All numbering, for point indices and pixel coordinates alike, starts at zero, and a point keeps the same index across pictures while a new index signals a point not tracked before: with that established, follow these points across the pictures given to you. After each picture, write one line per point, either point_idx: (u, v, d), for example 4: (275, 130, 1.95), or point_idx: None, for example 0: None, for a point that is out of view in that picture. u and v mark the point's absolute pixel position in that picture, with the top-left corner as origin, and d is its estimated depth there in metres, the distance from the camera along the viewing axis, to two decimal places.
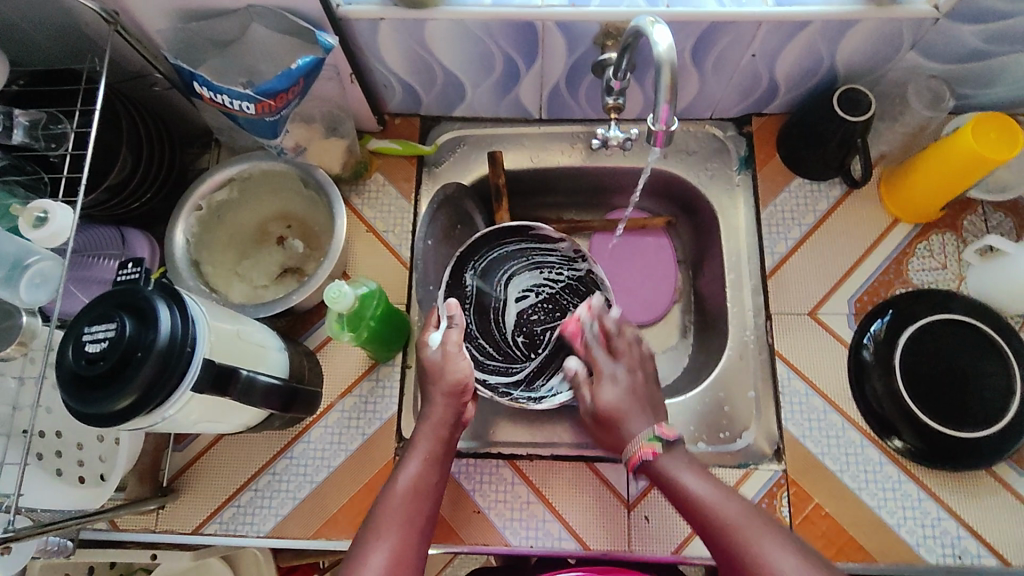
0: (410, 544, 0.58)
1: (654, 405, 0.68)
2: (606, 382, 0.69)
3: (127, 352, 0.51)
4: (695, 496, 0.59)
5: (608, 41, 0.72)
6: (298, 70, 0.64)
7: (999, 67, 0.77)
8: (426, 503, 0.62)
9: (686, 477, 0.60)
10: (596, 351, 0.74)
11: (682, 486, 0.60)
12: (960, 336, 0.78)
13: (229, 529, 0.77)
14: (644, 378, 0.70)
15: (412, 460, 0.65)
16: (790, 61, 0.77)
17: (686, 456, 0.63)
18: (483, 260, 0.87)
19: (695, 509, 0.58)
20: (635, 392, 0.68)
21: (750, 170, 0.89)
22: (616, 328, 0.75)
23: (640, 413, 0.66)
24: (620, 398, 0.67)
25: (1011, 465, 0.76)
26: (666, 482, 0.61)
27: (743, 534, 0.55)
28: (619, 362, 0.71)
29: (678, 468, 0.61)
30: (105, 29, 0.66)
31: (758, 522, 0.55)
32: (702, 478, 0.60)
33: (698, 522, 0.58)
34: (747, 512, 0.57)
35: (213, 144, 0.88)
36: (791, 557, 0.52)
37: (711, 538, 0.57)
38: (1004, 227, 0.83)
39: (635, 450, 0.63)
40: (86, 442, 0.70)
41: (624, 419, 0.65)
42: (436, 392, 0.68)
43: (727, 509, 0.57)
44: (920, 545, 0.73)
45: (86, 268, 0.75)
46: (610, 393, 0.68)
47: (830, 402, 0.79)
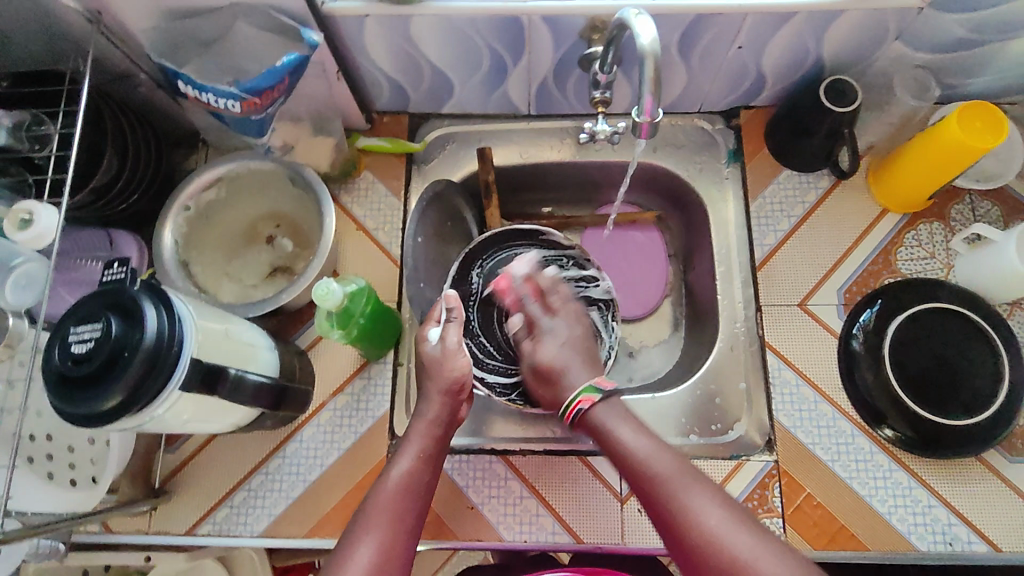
0: (396, 541, 0.58)
1: (593, 357, 0.71)
2: (547, 338, 0.71)
3: (113, 352, 0.51)
4: (628, 449, 0.60)
5: (594, 35, 0.72)
6: (283, 68, 0.64)
7: (983, 56, 0.77)
8: (416, 501, 0.62)
9: (620, 430, 0.62)
10: (535, 307, 0.74)
11: (616, 438, 0.61)
12: (948, 324, 0.78)
13: (222, 530, 0.77)
14: (583, 331, 0.73)
15: (403, 457, 0.64)
16: (777, 53, 0.77)
17: (623, 407, 0.64)
18: (491, 261, 0.89)
19: (627, 461, 0.60)
20: (574, 345, 0.70)
21: (739, 163, 0.89)
22: (549, 283, 0.76)
23: (581, 365, 0.68)
24: (561, 352, 0.69)
25: (1001, 451, 0.76)
26: (601, 435, 0.63)
27: (671, 488, 0.56)
28: (557, 317, 0.73)
29: (612, 421, 0.63)
30: (88, 29, 0.66)
31: (686, 475, 0.57)
32: (635, 431, 0.61)
33: (628, 471, 0.60)
34: (677, 465, 0.58)
35: (200, 144, 0.88)
36: (716, 508, 0.54)
37: (641, 488, 0.59)
38: (991, 215, 0.84)
39: (573, 400, 0.65)
40: (77, 445, 0.70)
41: (564, 371, 0.68)
42: (434, 390, 0.69)
43: (657, 462, 0.58)
44: (911, 533, 0.74)
45: (76, 271, 0.75)
46: (549, 349, 0.70)
47: (820, 392, 0.79)
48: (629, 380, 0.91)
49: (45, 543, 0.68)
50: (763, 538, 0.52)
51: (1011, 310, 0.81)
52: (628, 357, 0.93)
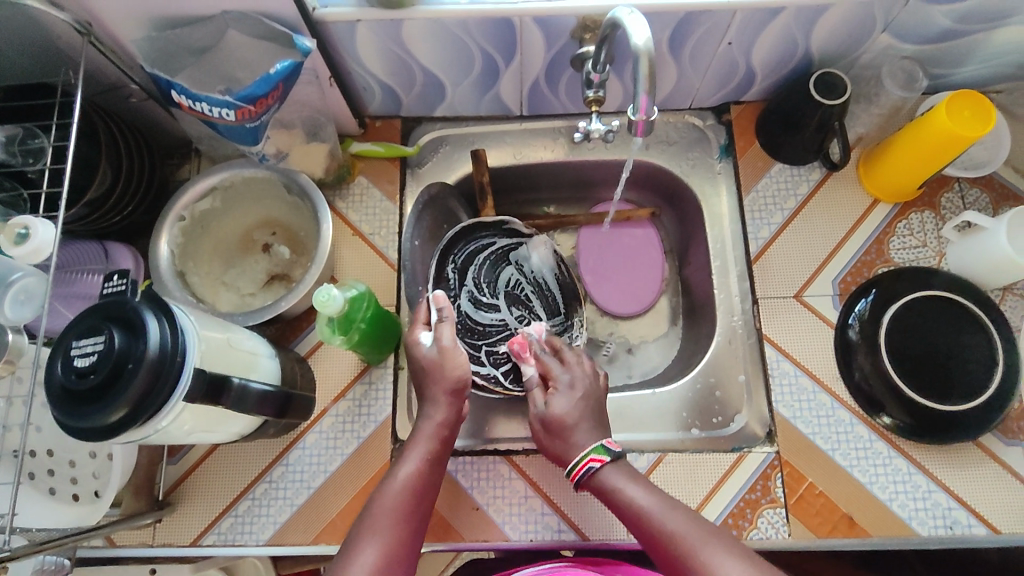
0: (404, 543, 0.58)
1: (603, 421, 0.72)
2: (559, 391, 0.72)
3: (118, 363, 0.51)
4: (639, 508, 0.62)
5: (585, 34, 0.73)
6: (276, 75, 0.64)
7: (970, 45, 0.78)
8: (420, 502, 0.62)
9: (630, 491, 0.64)
10: (546, 359, 0.77)
11: (629, 501, 0.63)
12: (943, 310, 0.79)
13: (228, 540, 0.76)
14: (596, 389, 0.74)
15: (408, 459, 0.65)
16: (766, 49, 0.78)
17: (630, 469, 0.67)
18: (461, 254, 0.89)
19: (640, 519, 0.62)
20: (586, 404, 0.72)
21: (731, 158, 0.90)
22: (561, 348, 0.79)
23: (591, 424, 0.70)
24: (572, 408, 0.71)
25: (997, 435, 0.77)
26: (614, 499, 0.65)
27: (687, 545, 0.57)
28: (569, 372, 0.75)
29: (623, 482, 0.65)
30: (77, 41, 0.66)
31: (700, 531, 0.58)
32: (646, 491, 0.64)
33: (641, 530, 0.61)
34: (690, 521, 0.59)
35: (192, 153, 0.87)
36: (731, 559, 0.54)
37: (657, 549, 0.59)
38: (981, 203, 0.85)
39: (580, 460, 0.67)
40: (79, 459, 0.70)
41: (574, 427, 0.69)
42: (439, 392, 0.69)
43: (668, 520, 0.60)
44: (912, 518, 0.75)
45: (71, 283, 0.73)
46: (558, 403, 0.71)
47: (819, 381, 0.80)
48: (628, 376, 0.92)
49: (49, 560, 0.67)
50: None
51: (1003, 296, 0.82)
52: (627, 353, 0.94)
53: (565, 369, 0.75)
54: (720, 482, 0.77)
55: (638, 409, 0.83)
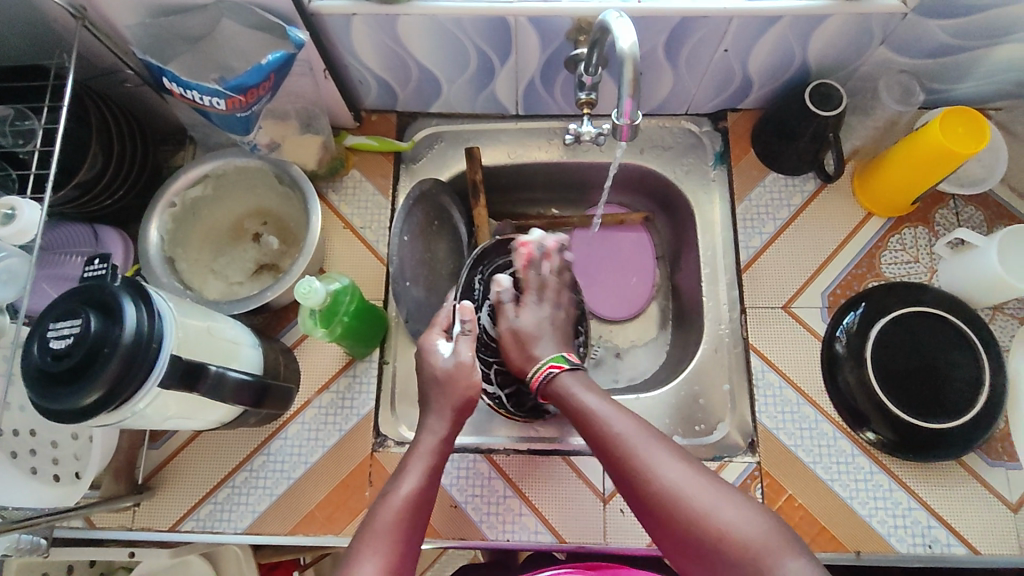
0: (401, 557, 0.55)
1: (566, 339, 0.76)
2: (529, 308, 0.76)
3: (93, 348, 0.51)
4: (587, 411, 0.61)
5: (580, 36, 0.73)
6: (268, 66, 0.64)
7: (969, 62, 0.78)
8: (418, 518, 0.58)
9: (581, 395, 0.63)
10: (531, 276, 0.79)
11: (578, 403, 0.63)
12: (932, 327, 0.78)
13: (207, 526, 0.77)
14: (565, 314, 0.78)
15: (409, 475, 0.61)
16: (762, 57, 0.78)
17: (587, 379, 0.67)
18: (491, 270, 0.87)
19: (587, 421, 0.61)
20: (552, 324, 0.75)
21: (725, 165, 0.89)
22: (553, 264, 0.80)
23: (551, 339, 0.74)
24: (538, 323, 0.75)
25: (981, 455, 0.76)
26: (565, 401, 0.64)
27: (631, 447, 0.57)
28: (549, 295, 0.78)
29: (577, 388, 0.64)
30: (72, 24, 0.66)
31: (644, 435, 0.58)
32: (597, 394, 0.63)
33: (587, 431, 0.61)
34: (637, 425, 0.59)
35: (187, 140, 0.88)
36: (676, 465, 0.55)
37: (600, 448, 0.59)
38: (975, 220, 0.84)
39: (541, 365, 0.69)
40: (61, 440, 0.71)
41: (535, 340, 0.73)
42: (446, 404, 0.66)
43: (615, 423, 0.59)
44: (891, 535, 0.74)
45: (58, 265, 0.74)
46: (525, 317, 0.75)
47: (803, 394, 0.80)
48: (615, 380, 0.92)
49: (25, 539, 0.69)
50: (732, 498, 0.53)
51: (993, 315, 0.81)
52: (614, 357, 0.94)
53: (546, 290, 0.78)
54: None
55: None
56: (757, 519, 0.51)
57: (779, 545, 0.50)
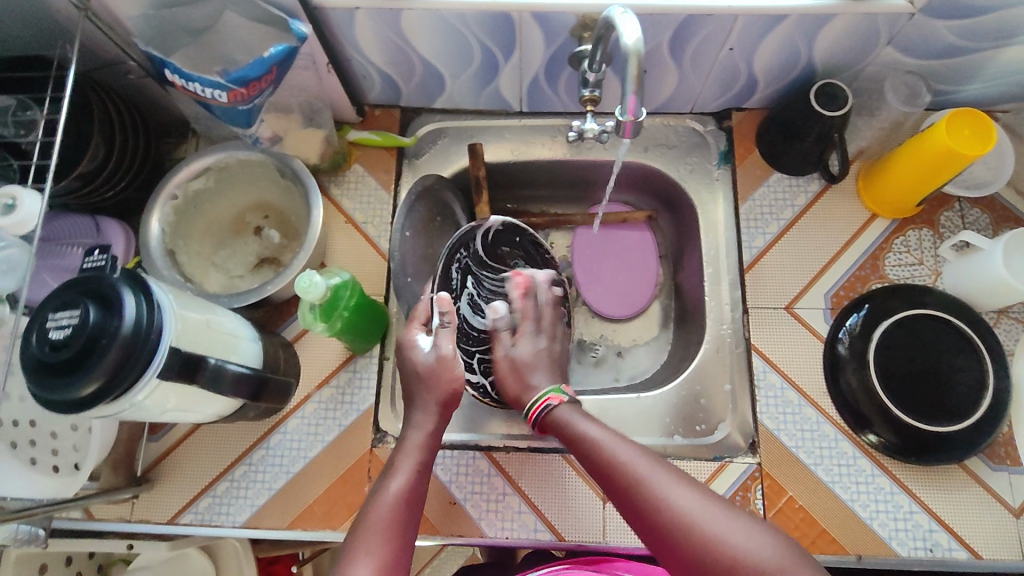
0: (398, 553, 0.55)
1: (563, 372, 0.76)
2: (526, 338, 0.77)
3: (91, 338, 0.51)
4: (592, 441, 0.62)
5: (585, 33, 0.72)
6: (271, 58, 0.64)
7: (977, 63, 0.77)
8: (411, 516, 0.58)
9: (583, 424, 0.64)
10: (529, 305, 0.79)
11: (582, 433, 0.63)
12: (936, 330, 0.78)
13: (205, 519, 0.77)
14: (562, 348, 0.79)
15: (399, 473, 0.61)
16: (768, 56, 0.77)
17: (587, 411, 0.67)
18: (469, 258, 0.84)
19: (593, 450, 0.61)
20: (549, 355, 0.76)
21: (729, 165, 0.89)
22: (552, 299, 0.81)
23: (549, 371, 0.74)
24: (535, 354, 0.76)
25: (983, 459, 0.76)
26: (569, 433, 0.65)
27: (634, 472, 0.57)
28: (546, 326, 0.78)
29: (578, 418, 0.66)
30: (75, 14, 0.66)
31: (651, 461, 0.58)
32: (599, 424, 0.64)
33: (591, 461, 0.61)
34: (643, 453, 0.59)
35: (190, 133, 0.88)
36: (680, 486, 0.54)
37: (604, 476, 0.59)
38: (981, 223, 0.84)
39: (540, 397, 0.70)
40: (60, 431, 0.71)
41: (532, 370, 0.74)
42: (431, 399, 0.68)
43: (617, 450, 0.60)
44: (892, 538, 0.74)
45: (60, 257, 0.74)
46: (523, 346, 0.76)
47: (805, 395, 0.79)
48: (616, 379, 0.92)
49: (24, 529, 0.68)
50: (737, 515, 0.52)
51: (998, 318, 0.81)
52: (615, 356, 0.93)
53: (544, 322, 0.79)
54: None
55: (622, 412, 0.83)
56: (765, 536, 0.50)
57: (793, 562, 0.48)
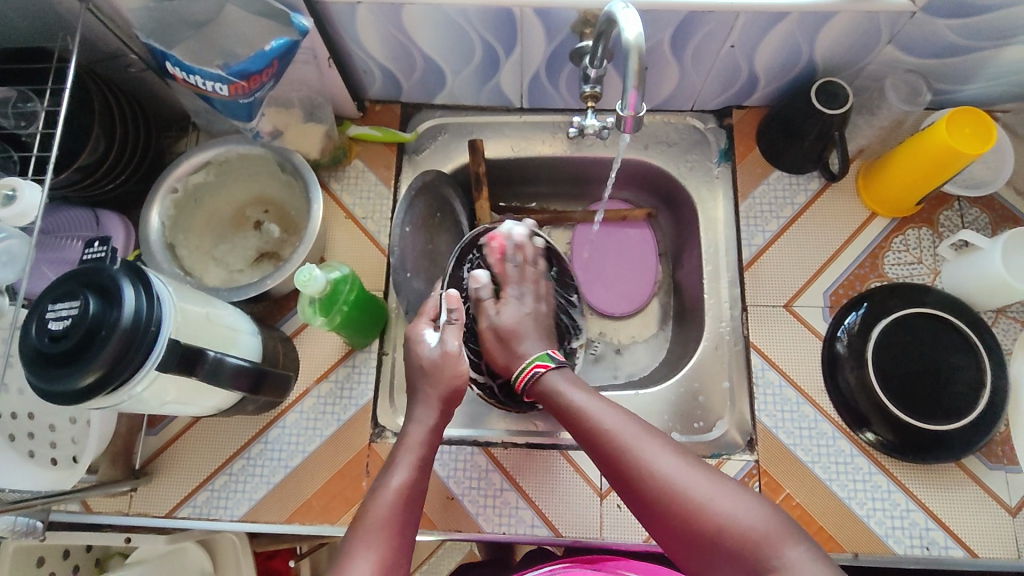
0: (398, 550, 0.54)
1: (548, 332, 0.74)
2: (509, 302, 0.74)
3: (91, 329, 0.51)
4: (578, 409, 0.60)
5: (586, 29, 0.72)
6: (272, 52, 0.64)
7: (977, 63, 0.77)
8: (412, 511, 0.58)
9: (568, 391, 0.62)
10: (508, 268, 0.77)
11: (568, 400, 0.61)
12: (934, 328, 0.78)
13: (203, 513, 0.77)
14: (547, 308, 0.77)
15: (399, 467, 0.60)
16: (769, 53, 0.77)
17: (572, 375, 0.65)
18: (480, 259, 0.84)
19: (579, 417, 0.59)
20: (533, 318, 0.74)
21: (730, 163, 0.89)
22: (530, 254, 0.79)
23: (535, 334, 0.72)
24: (519, 319, 0.73)
25: (980, 458, 0.76)
26: (554, 401, 0.63)
27: (621, 440, 0.56)
28: (528, 287, 0.77)
29: (562, 384, 0.64)
30: (76, 7, 0.66)
31: (636, 428, 0.57)
32: (584, 390, 0.62)
33: (577, 429, 0.60)
34: (629, 419, 0.58)
35: (190, 127, 0.88)
36: (668, 456, 0.54)
37: (591, 445, 0.58)
38: (980, 222, 0.84)
39: (528, 364, 0.67)
40: (59, 424, 0.71)
41: (520, 336, 0.71)
42: (433, 395, 0.67)
43: (603, 417, 0.58)
44: (888, 536, 0.74)
45: (59, 249, 0.74)
46: (507, 312, 0.73)
47: (803, 393, 0.80)
48: (614, 376, 0.92)
49: (21, 521, 0.68)
50: (726, 485, 0.52)
51: (996, 318, 0.81)
52: (614, 353, 0.94)
53: (524, 282, 0.77)
54: None
55: (620, 409, 0.83)
56: (756, 506, 0.50)
57: (780, 534, 0.48)
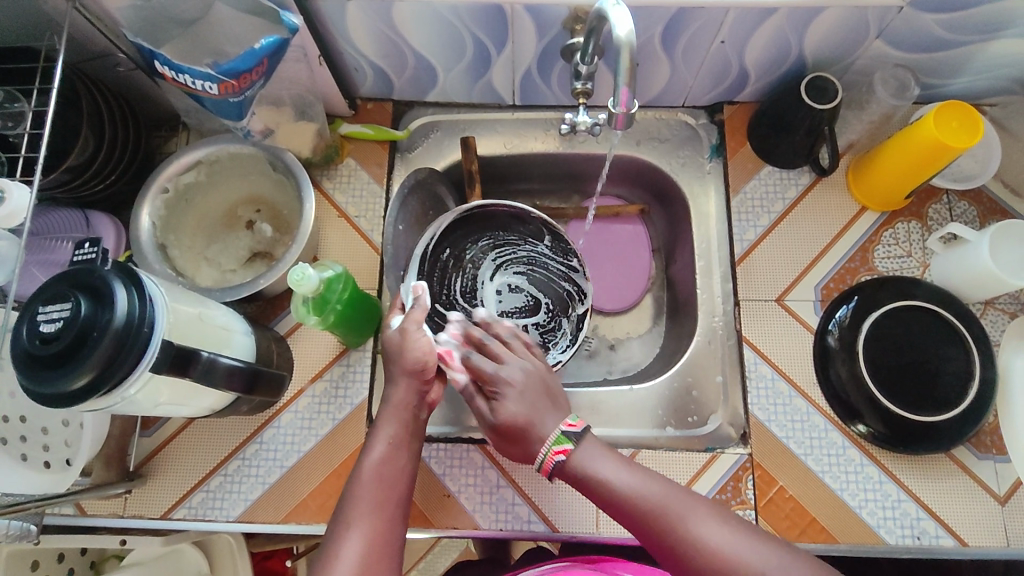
0: (385, 528, 0.56)
1: (553, 395, 0.63)
2: (502, 390, 0.61)
3: (83, 331, 0.51)
4: (617, 492, 0.57)
5: (577, 25, 0.72)
6: (261, 51, 0.63)
7: (964, 57, 0.78)
8: (394, 486, 0.59)
9: (601, 469, 0.58)
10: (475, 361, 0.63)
11: (603, 481, 0.57)
12: (924, 321, 0.79)
13: (199, 514, 0.77)
14: (537, 368, 0.65)
15: (377, 443, 0.62)
16: (759, 49, 0.78)
17: (597, 445, 0.60)
18: (457, 244, 0.86)
19: (618, 496, 0.57)
20: (534, 390, 0.62)
21: (721, 158, 0.89)
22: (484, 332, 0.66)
23: (546, 410, 0.61)
24: (523, 405, 0.60)
25: (970, 449, 0.77)
26: (583, 480, 0.58)
27: (670, 520, 0.54)
28: (507, 363, 0.63)
29: (592, 462, 0.58)
30: (63, 6, 0.65)
31: (682, 502, 0.55)
32: (617, 466, 0.58)
33: (617, 509, 0.57)
34: (670, 492, 0.56)
35: (180, 127, 0.87)
36: (719, 527, 0.53)
37: (636, 525, 0.56)
38: (968, 215, 0.85)
39: (546, 454, 0.59)
40: (51, 427, 0.70)
41: (532, 424, 0.60)
42: (398, 372, 0.64)
43: (646, 496, 0.56)
44: (880, 527, 0.75)
45: (48, 251, 0.74)
46: (506, 404, 0.61)
47: (795, 385, 0.80)
48: (608, 372, 0.92)
49: (16, 525, 0.67)
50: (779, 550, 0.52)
51: (984, 309, 0.82)
52: (608, 349, 0.94)
53: (501, 360, 0.64)
54: (690, 482, 0.77)
55: (614, 404, 0.83)
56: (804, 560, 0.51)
57: None
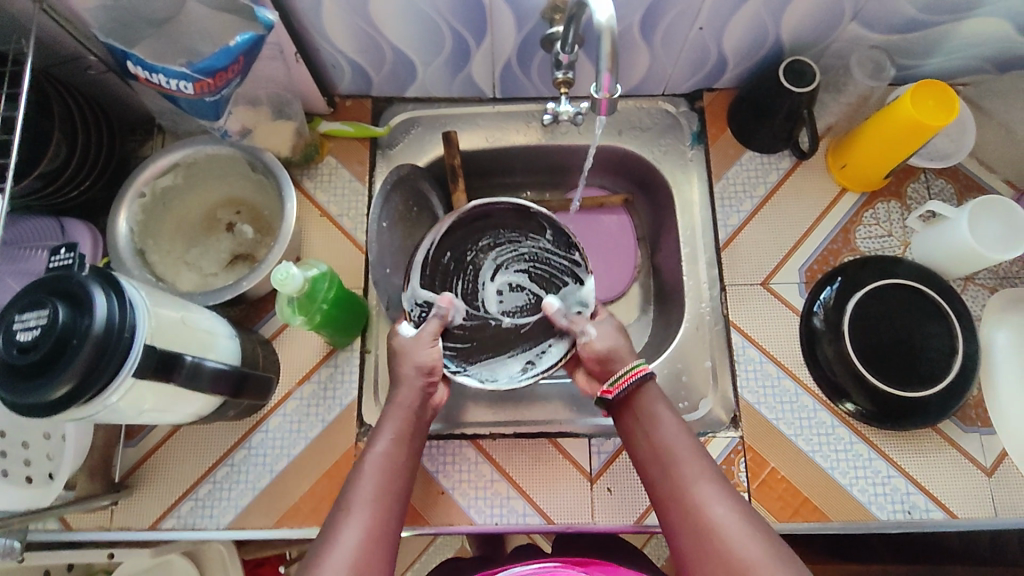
0: (385, 519, 0.56)
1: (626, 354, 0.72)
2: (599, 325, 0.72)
3: (62, 339, 0.49)
4: (654, 433, 0.62)
5: (555, 15, 0.71)
6: (236, 48, 0.62)
7: (937, 37, 0.79)
8: (396, 480, 0.59)
9: (656, 410, 0.63)
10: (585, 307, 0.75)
11: (649, 420, 0.63)
12: (907, 298, 0.80)
13: (188, 523, 0.75)
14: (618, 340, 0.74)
15: (381, 435, 0.62)
16: (736, 36, 0.78)
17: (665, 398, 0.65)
18: (457, 246, 0.82)
19: (658, 437, 0.61)
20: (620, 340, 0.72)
21: (702, 145, 0.90)
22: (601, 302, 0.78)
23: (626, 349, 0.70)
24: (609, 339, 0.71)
25: (955, 422, 0.78)
26: (637, 412, 0.64)
27: (687, 477, 0.58)
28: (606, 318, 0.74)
29: (653, 403, 0.64)
30: (30, 8, 0.64)
31: (705, 465, 0.59)
32: (670, 414, 0.63)
33: (647, 448, 0.62)
34: (700, 454, 0.60)
35: (155, 130, 0.85)
36: (725, 504, 0.56)
37: (655, 468, 0.60)
38: (945, 193, 0.86)
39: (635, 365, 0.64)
40: (33, 440, 0.69)
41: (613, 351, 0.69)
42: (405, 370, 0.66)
43: (678, 448, 0.60)
44: (871, 503, 0.76)
45: (21, 260, 0.72)
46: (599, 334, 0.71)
47: (783, 367, 0.81)
48: None
49: None
50: (772, 550, 0.53)
51: (964, 285, 0.83)
52: None
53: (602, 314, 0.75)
54: None
55: None
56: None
57: None
